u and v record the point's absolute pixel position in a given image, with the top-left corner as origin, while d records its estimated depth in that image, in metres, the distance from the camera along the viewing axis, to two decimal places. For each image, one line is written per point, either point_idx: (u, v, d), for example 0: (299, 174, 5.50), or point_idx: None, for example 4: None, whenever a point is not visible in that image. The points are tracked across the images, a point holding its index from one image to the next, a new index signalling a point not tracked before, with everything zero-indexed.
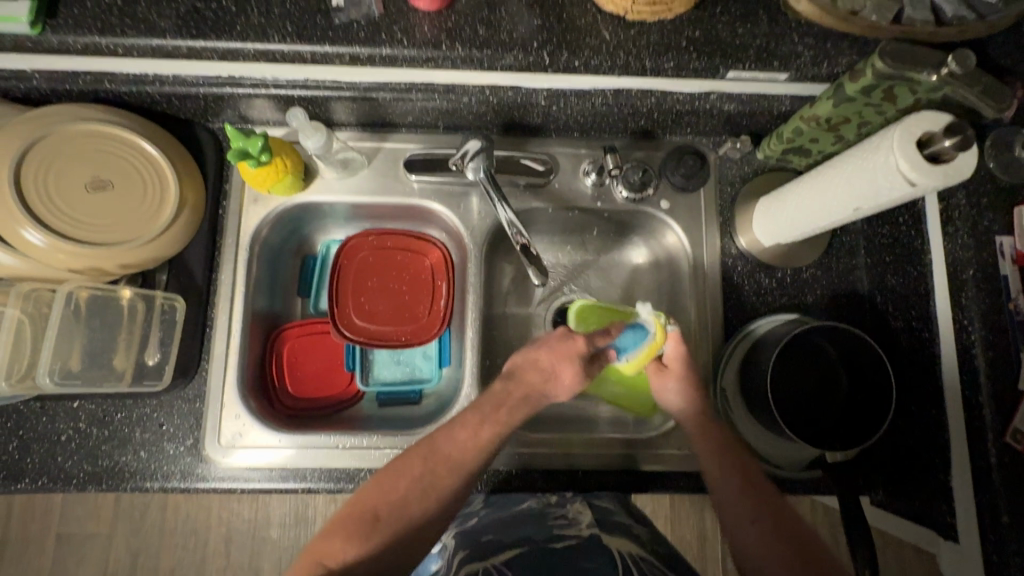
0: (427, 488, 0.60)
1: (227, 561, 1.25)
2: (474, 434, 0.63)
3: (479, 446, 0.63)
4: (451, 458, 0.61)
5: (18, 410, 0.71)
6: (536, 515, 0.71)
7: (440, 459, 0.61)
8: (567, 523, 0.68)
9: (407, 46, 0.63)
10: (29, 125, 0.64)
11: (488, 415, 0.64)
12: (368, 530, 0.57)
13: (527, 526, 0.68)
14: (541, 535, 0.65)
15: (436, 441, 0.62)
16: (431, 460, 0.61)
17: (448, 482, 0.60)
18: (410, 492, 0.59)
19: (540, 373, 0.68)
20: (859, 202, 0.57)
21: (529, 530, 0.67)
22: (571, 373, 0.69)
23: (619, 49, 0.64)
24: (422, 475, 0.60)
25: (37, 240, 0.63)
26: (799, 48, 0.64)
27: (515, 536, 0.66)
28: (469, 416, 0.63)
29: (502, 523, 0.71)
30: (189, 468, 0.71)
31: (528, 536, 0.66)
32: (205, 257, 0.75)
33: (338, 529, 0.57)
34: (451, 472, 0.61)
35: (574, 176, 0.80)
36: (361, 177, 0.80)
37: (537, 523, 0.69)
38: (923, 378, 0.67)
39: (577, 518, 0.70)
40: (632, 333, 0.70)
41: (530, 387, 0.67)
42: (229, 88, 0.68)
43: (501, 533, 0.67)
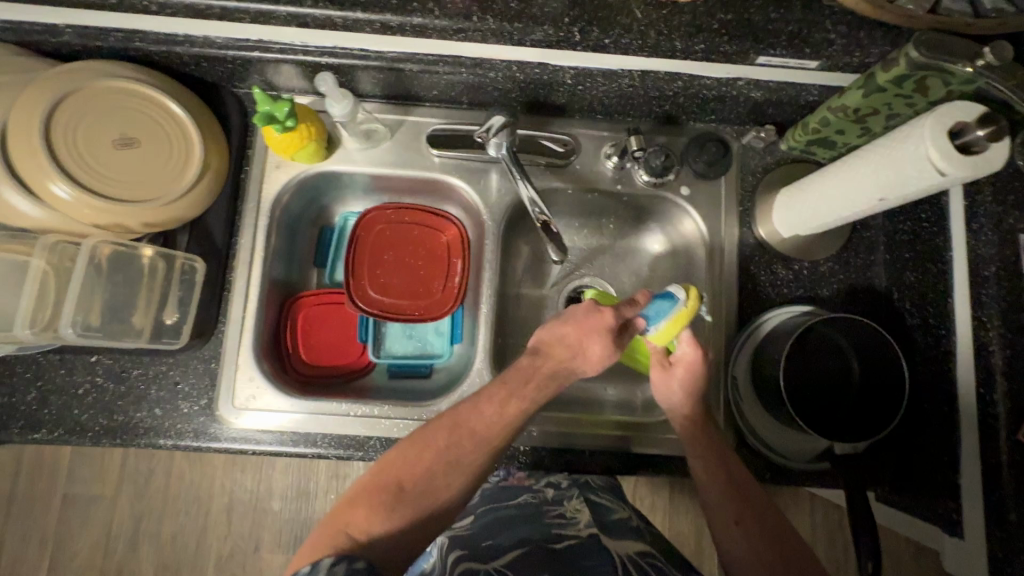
0: (454, 461, 0.58)
1: (228, 529, 1.27)
2: (500, 411, 0.61)
3: (504, 420, 0.61)
4: (476, 432, 0.60)
5: (38, 361, 0.72)
6: (534, 512, 0.69)
7: (466, 432, 0.59)
8: (565, 522, 0.66)
9: (439, 15, 0.63)
10: (59, 80, 0.64)
11: (515, 391, 0.62)
12: (393, 502, 0.55)
13: (525, 524, 0.66)
14: (542, 535, 0.64)
15: (462, 418, 0.60)
16: (459, 435, 0.59)
17: (473, 460, 0.59)
18: (436, 468, 0.57)
19: (566, 349, 0.66)
20: (884, 191, 0.57)
21: (528, 530, 0.65)
22: (600, 349, 0.67)
23: (651, 29, 0.63)
24: (449, 450, 0.58)
25: (64, 194, 0.63)
26: (833, 35, 0.63)
27: (516, 537, 0.64)
28: (496, 391, 0.62)
29: (500, 519, 0.68)
30: (203, 428, 0.72)
31: (527, 538, 0.64)
32: (226, 220, 0.76)
33: (362, 505, 0.55)
34: (479, 446, 0.59)
35: (596, 159, 0.80)
36: (384, 149, 0.80)
37: (534, 521, 0.67)
38: (938, 375, 0.67)
39: (576, 517, 0.67)
40: (659, 302, 0.66)
41: (557, 362, 0.66)
42: (257, 53, 0.68)
43: (500, 534, 0.64)
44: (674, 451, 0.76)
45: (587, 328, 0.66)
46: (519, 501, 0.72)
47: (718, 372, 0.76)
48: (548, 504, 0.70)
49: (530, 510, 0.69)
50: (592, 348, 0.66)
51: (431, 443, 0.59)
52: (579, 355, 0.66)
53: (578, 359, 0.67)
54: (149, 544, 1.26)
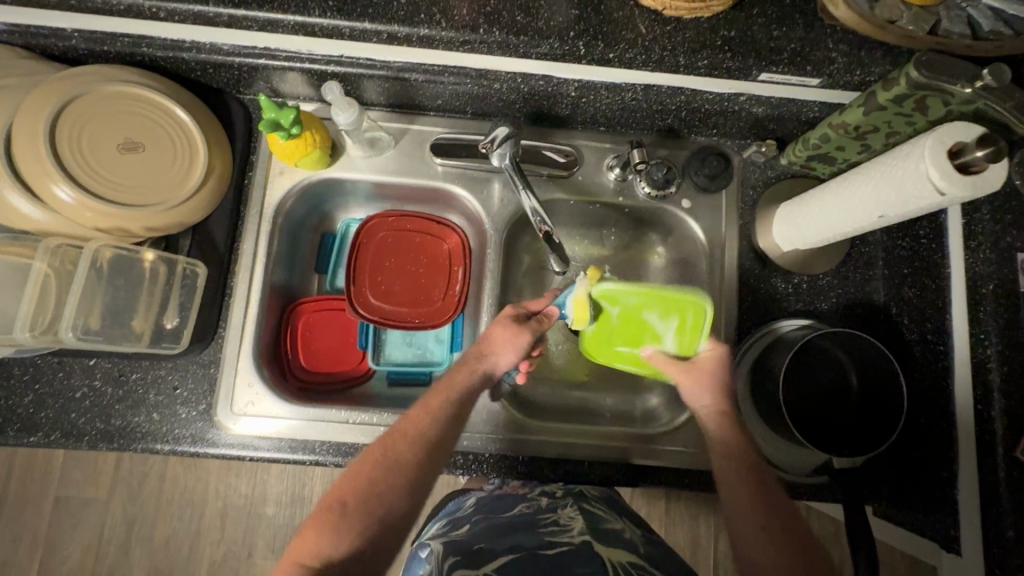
0: (391, 469, 0.58)
1: (222, 534, 1.26)
2: (429, 411, 0.61)
3: (438, 413, 0.61)
4: (409, 434, 0.60)
5: (35, 363, 0.72)
6: (529, 519, 0.66)
7: (399, 438, 0.59)
8: (558, 529, 0.64)
9: (445, 27, 0.63)
10: (65, 83, 0.65)
11: (443, 386, 0.63)
12: (340, 522, 0.55)
13: (518, 531, 0.64)
14: (535, 543, 0.62)
15: (396, 426, 0.61)
16: (392, 442, 0.59)
17: (410, 461, 0.58)
18: (377, 477, 0.57)
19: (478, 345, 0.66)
20: (885, 209, 0.57)
21: (521, 537, 0.63)
22: (505, 334, 0.66)
23: (655, 44, 0.63)
24: (384, 456, 0.58)
25: (67, 198, 0.63)
26: (834, 54, 0.64)
27: (508, 545, 0.62)
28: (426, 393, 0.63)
29: (493, 528, 0.66)
30: (200, 433, 0.72)
31: (520, 545, 0.61)
32: (228, 225, 0.76)
33: (311, 531, 0.55)
34: (416, 448, 0.59)
35: (598, 170, 0.81)
36: (387, 158, 0.80)
37: (528, 528, 0.65)
38: (936, 392, 0.67)
39: (570, 524, 0.65)
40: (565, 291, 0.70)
41: (473, 354, 0.65)
42: (264, 60, 0.69)
43: (493, 541, 0.63)
44: (672, 463, 0.76)
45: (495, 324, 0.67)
46: (515, 509, 0.70)
47: None
48: (543, 512, 0.68)
49: (525, 518, 0.67)
50: (502, 349, 0.65)
51: (369, 455, 0.59)
52: (485, 358, 0.65)
53: (490, 362, 0.65)
54: (141, 548, 1.25)
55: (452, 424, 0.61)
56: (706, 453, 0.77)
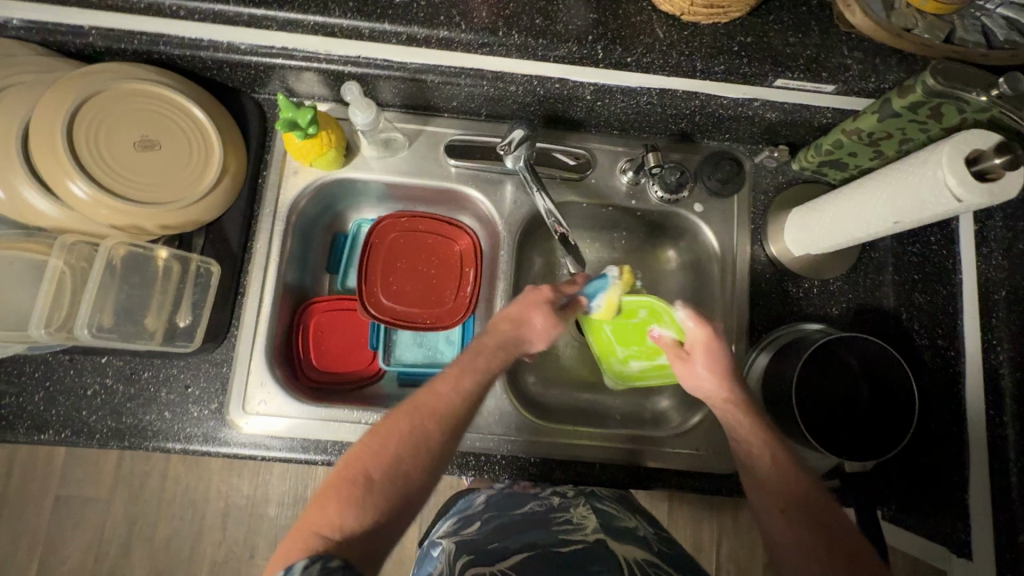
0: (417, 442, 0.56)
1: (224, 534, 1.26)
2: (458, 386, 0.61)
3: (466, 389, 0.61)
4: (436, 410, 0.59)
5: (47, 360, 0.71)
6: (542, 518, 0.67)
7: (426, 411, 0.58)
8: (572, 529, 0.65)
9: (464, 29, 0.63)
10: (82, 79, 0.64)
11: (469, 363, 0.63)
12: (363, 493, 0.52)
13: (532, 530, 0.65)
14: (549, 542, 0.62)
15: (420, 398, 0.60)
16: (419, 414, 0.58)
17: (435, 436, 0.57)
18: (402, 451, 0.56)
19: (510, 322, 0.67)
20: (899, 215, 0.58)
21: (536, 536, 0.63)
22: (543, 319, 0.68)
23: (672, 48, 0.64)
24: (411, 430, 0.57)
25: (82, 194, 0.63)
26: (849, 61, 0.64)
27: (521, 544, 0.62)
28: (452, 367, 0.62)
29: (505, 526, 0.66)
30: (212, 432, 0.72)
31: (534, 544, 0.62)
32: (242, 224, 0.76)
33: (328, 503, 0.52)
34: (442, 423, 0.58)
35: (611, 173, 0.81)
36: (401, 158, 0.80)
37: (542, 527, 0.65)
38: (948, 397, 0.68)
39: (584, 523, 0.66)
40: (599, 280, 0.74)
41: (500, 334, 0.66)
42: (281, 60, 0.69)
43: (506, 540, 0.63)
44: (682, 466, 0.76)
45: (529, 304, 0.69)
46: (527, 508, 0.70)
47: None
48: (555, 510, 0.68)
49: (537, 516, 0.68)
50: (538, 335, 0.68)
51: (393, 427, 0.57)
52: (519, 337, 0.67)
53: (522, 341, 0.67)
54: (142, 548, 1.24)
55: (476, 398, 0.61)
56: (717, 456, 0.77)
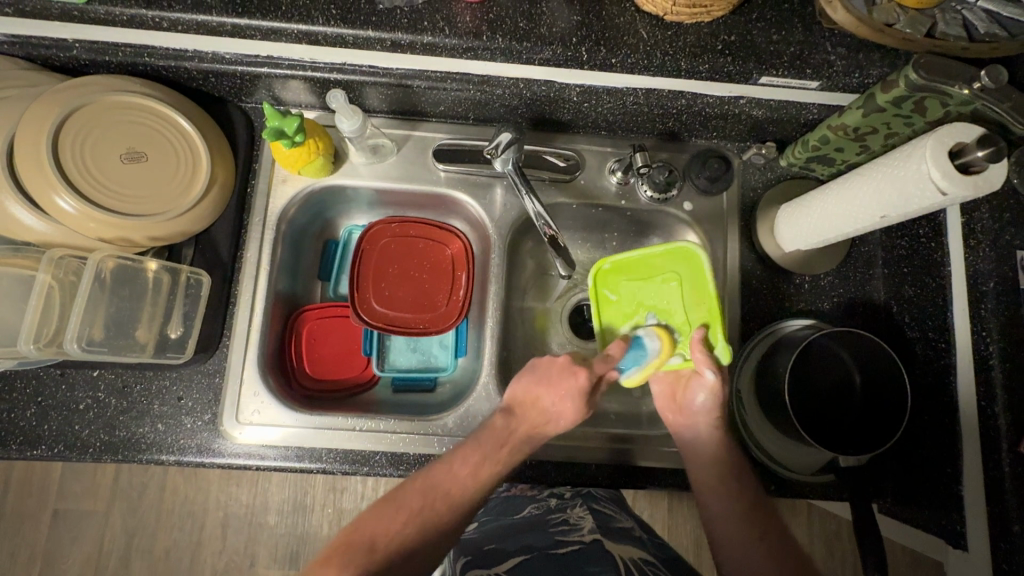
0: (427, 522, 0.61)
1: (223, 544, 1.25)
2: (474, 472, 0.65)
3: (478, 471, 0.65)
4: (451, 494, 0.63)
5: (38, 375, 0.71)
6: (538, 519, 0.71)
7: (439, 495, 0.63)
8: (569, 529, 0.67)
9: (449, 34, 0.63)
10: (68, 93, 0.64)
11: (489, 453, 0.66)
12: (365, 562, 0.58)
13: (530, 531, 0.68)
14: (545, 542, 0.64)
15: (434, 479, 0.64)
16: (432, 497, 0.63)
17: (448, 520, 0.62)
18: (411, 527, 0.61)
19: (539, 412, 0.70)
20: (886, 209, 0.58)
21: (533, 536, 0.67)
22: (571, 408, 0.70)
23: (656, 49, 0.64)
24: (421, 512, 0.61)
25: (69, 208, 0.63)
26: (832, 57, 0.64)
27: (520, 543, 0.65)
28: (470, 452, 0.66)
29: (505, 528, 0.70)
30: (206, 443, 0.71)
31: (531, 544, 0.64)
32: (232, 234, 0.76)
33: (337, 564, 0.58)
34: (453, 509, 0.63)
35: (600, 174, 0.81)
36: (389, 164, 0.80)
37: (538, 528, 0.68)
38: (940, 389, 0.68)
39: (580, 523, 0.69)
40: (635, 352, 0.71)
41: (529, 425, 0.69)
42: (266, 68, 0.69)
43: (505, 540, 0.66)
44: (677, 464, 0.76)
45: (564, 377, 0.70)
46: (526, 511, 0.74)
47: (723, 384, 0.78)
48: (551, 512, 0.72)
49: (534, 519, 0.71)
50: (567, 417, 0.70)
51: (405, 506, 0.62)
52: (546, 420, 0.70)
53: (546, 423, 0.70)
54: (141, 561, 1.23)
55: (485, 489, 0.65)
56: None
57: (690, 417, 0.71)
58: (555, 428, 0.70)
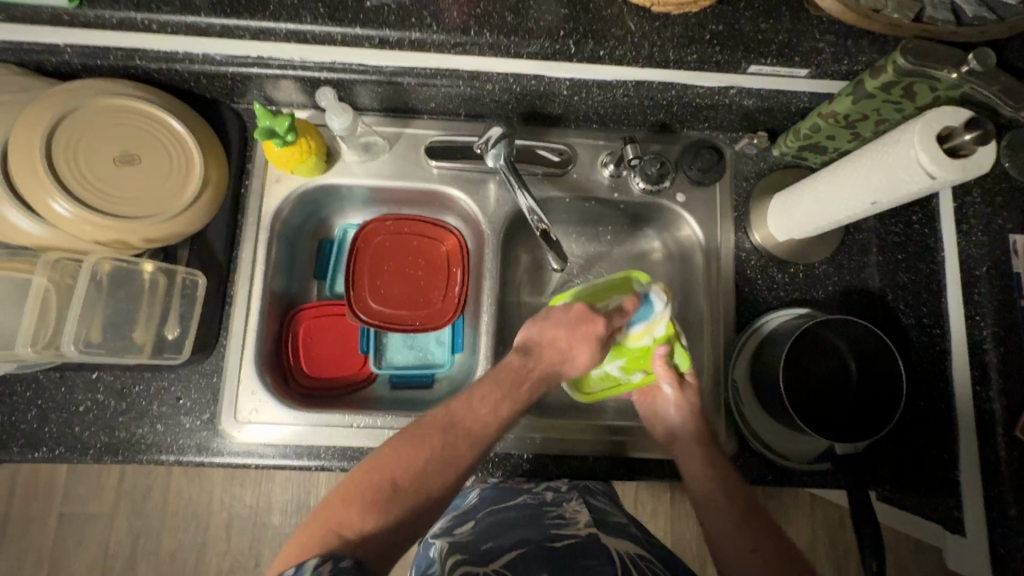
0: (446, 457, 0.59)
1: (228, 545, 1.26)
2: (494, 411, 0.63)
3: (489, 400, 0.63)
4: (472, 431, 0.61)
5: (37, 378, 0.72)
6: (535, 513, 0.68)
7: (462, 433, 0.61)
8: (565, 523, 0.66)
9: (436, 30, 0.63)
10: (60, 98, 0.65)
11: (509, 392, 0.65)
12: (390, 501, 0.55)
13: (525, 526, 0.66)
14: (541, 536, 0.64)
15: (454, 415, 0.62)
16: (454, 436, 0.60)
17: (468, 456, 0.60)
18: (434, 464, 0.58)
19: (557, 351, 0.68)
20: (877, 196, 0.58)
21: (529, 533, 0.64)
22: (587, 356, 0.69)
23: (644, 40, 0.64)
24: (445, 449, 0.59)
25: (65, 211, 0.63)
26: (821, 44, 0.64)
27: (515, 539, 0.63)
28: (490, 391, 0.64)
29: (499, 522, 0.67)
30: (205, 443, 0.72)
31: (527, 539, 0.63)
32: (227, 234, 0.76)
33: (356, 502, 0.55)
34: (473, 446, 0.61)
35: (592, 167, 0.81)
36: (382, 162, 0.81)
37: (534, 524, 0.66)
38: (935, 375, 0.68)
39: (576, 517, 0.68)
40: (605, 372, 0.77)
41: (547, 364, 0.68)
42: (257, 69, 0.69)
43: (500, 537, 0.64)
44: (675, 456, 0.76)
45: (586, 326, 0.68)
46: (519, 501, 0.71)
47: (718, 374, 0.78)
48: (548, 504, 0.70)
49: (529, 511, 0.69)
50: (580, 351, 0.69)
51: (429, 442, 0.59)
52: (569, 355, 0.69)
53: (570, 355, 0.69)
54: (147, 562, 1.24)
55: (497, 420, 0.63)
56: None
57: (669, 433, 0.73)
58: (572, 367, 0.69)
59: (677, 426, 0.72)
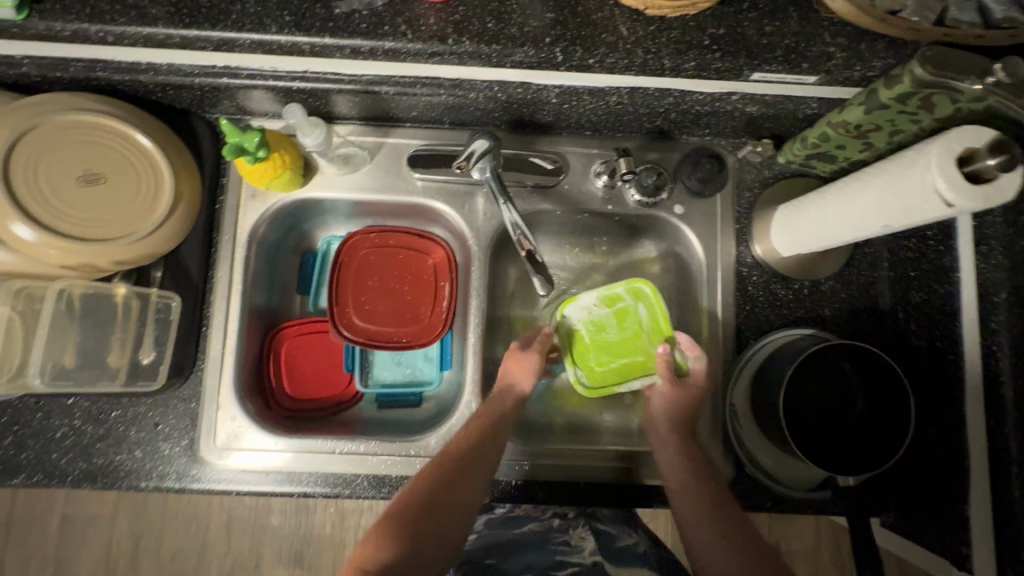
0: (444, 483, 0.61)
1: (228, 546, 1.26)
2: (470, 430, 0.66)
3: (484, 427, 0.66)
4: (458, 453, 0.64)
5: (12, 405, 0.70)
6: (541, 538, 0.71)
7: (450, 457, 0.63)
8: (568, 548, 0.68)
9: (411, 39, 0.58)
10: (19, 115, 0.61)
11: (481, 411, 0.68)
12: (396, 532, 0.57)
13: (530, 550, 0.68)
14: (544, 560, 0.66)
15: (448, 446, 0.65)
16: (443, 460, 0.63)
17: (462, 477, 0.62)
18: (430, 491, 0.60)
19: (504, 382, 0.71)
20: (888, 219, 0.53)
21: (533, 555, 0.67)
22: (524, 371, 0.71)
23: (638, 47, 0.59)
24: (438, 473, 0.62)
25: (28, 236, 0.61)
26: (831, 49, 0.59)
27: (520, 563, 0.66)
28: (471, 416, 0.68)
29: (504, 545, 0.69)
30: (185, 470, 0.70)
31: (531, 564, 0.66)
32: (202, 254, 0.73)
33: (374, 538, 0.56)
34: (464, 465, 0.63)
35: (585, 177, 0.77)
36: (363, 174, 0.77)
37: (539, 547, 0.68)
38: (947, 403, 0.64)
39: (581, 544, 0.69)
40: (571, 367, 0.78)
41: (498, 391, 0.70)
42: (226, 79, 0.65)
43: (505, 558, 0.67)
44: None
45: (508, 358, 0.73)
46: (525, 529, 0.73)
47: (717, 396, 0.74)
48: (554, 531, 0.72)
49: (536, 537, 0.71)
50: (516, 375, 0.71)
51: (422, 474, 0.62)
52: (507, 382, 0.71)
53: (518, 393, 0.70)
54: (149, 562, 1.25)
55: (495, 445, 0.65)
56: None
57: (652, 425, 0.70)
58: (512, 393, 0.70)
59: (659, 418, 0.69)
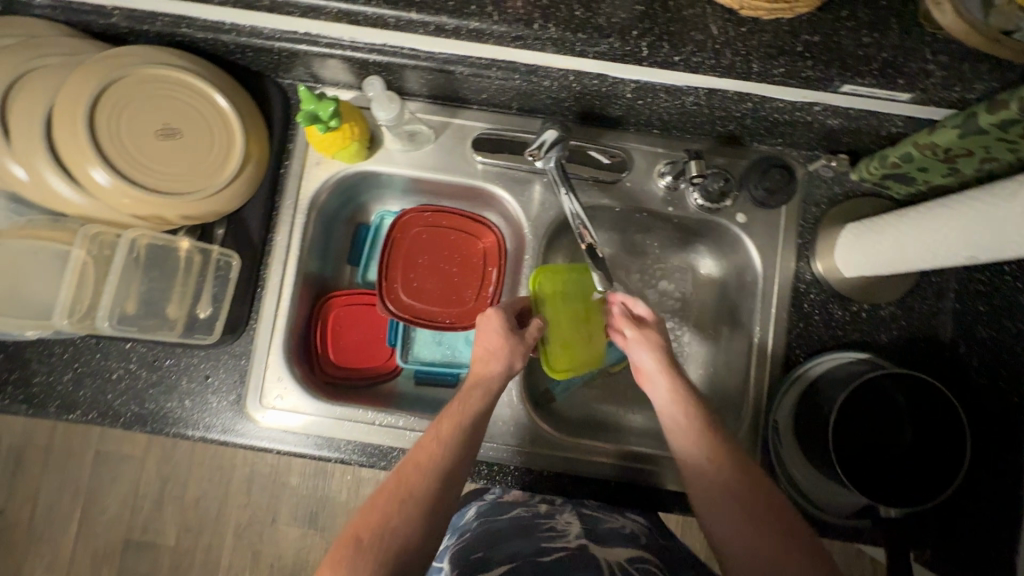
0: (450, 446, 0.58)
1: (248, 498, 1.30)
2: (470, 393, 0.62)
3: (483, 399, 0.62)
4: (459, 417, 0.60)
5: (75, 342, 0.73)
6: (526, 525, 0.65)
7: (452, 420, 0.60)
8: (556, 535, 0.63)
9: (497, 20, 0.58)
10: (109, 63, 0.63)
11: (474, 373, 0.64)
12: (404, 503, 0.53)
13: (517, 536, 0.63)
14: (531, 549, 0.60)
15: (448, 412, 0.61)
16: (445, 424, 0.60)
17: (461, 441, 0.59)
18: (435, 457, 0.57)
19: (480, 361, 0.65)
20: (974, 250, 0.51)
21: (518, 543, 0.61)
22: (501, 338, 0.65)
23: (727, 47, 0.57)
24: (440, 439, 0.58)
25: (104, 181, 0.62)
26: (931, 66, 0.56)
27: (508, 551, 0.60)
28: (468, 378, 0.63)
29: (495, 534, 0.64)
30: (230, 423, 0.72)
31: (518, 551, 0.60)
32: (264, 216, 0.75)
33: (377, 512, 0.53)
34: (465, 428, 0.60)
35: (647, 177, 0.76)
36: (426, 152, 0.77)
37: (523, 534, 0.63)
38: (1005, 447, 0.61)
39: (567, 531, 0.64)
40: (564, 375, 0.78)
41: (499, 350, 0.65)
42: (305, 46, 0.66)
43: (493, 548, 0.61)
44: None
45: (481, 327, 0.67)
46: (512, 514, 0.68)
47: (762, 412, 0.73)
48: (540, 517, 0.67)
49: (523, 522, 0.66)
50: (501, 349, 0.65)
51: (425, 442, 0.58)
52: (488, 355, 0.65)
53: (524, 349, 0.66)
54: (173, 505, 1.30)
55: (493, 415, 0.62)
56: None
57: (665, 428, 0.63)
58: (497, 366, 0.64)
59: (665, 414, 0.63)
